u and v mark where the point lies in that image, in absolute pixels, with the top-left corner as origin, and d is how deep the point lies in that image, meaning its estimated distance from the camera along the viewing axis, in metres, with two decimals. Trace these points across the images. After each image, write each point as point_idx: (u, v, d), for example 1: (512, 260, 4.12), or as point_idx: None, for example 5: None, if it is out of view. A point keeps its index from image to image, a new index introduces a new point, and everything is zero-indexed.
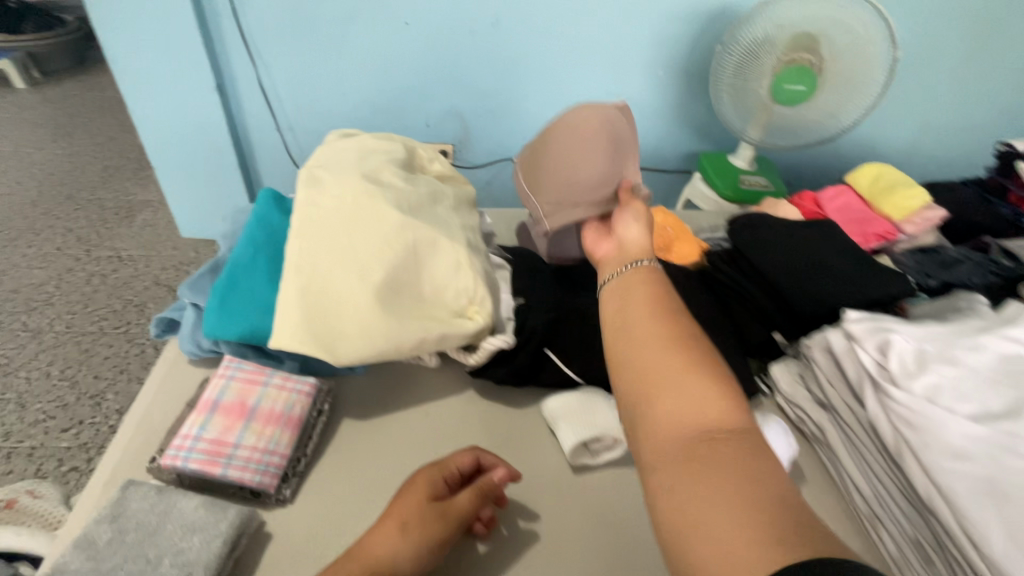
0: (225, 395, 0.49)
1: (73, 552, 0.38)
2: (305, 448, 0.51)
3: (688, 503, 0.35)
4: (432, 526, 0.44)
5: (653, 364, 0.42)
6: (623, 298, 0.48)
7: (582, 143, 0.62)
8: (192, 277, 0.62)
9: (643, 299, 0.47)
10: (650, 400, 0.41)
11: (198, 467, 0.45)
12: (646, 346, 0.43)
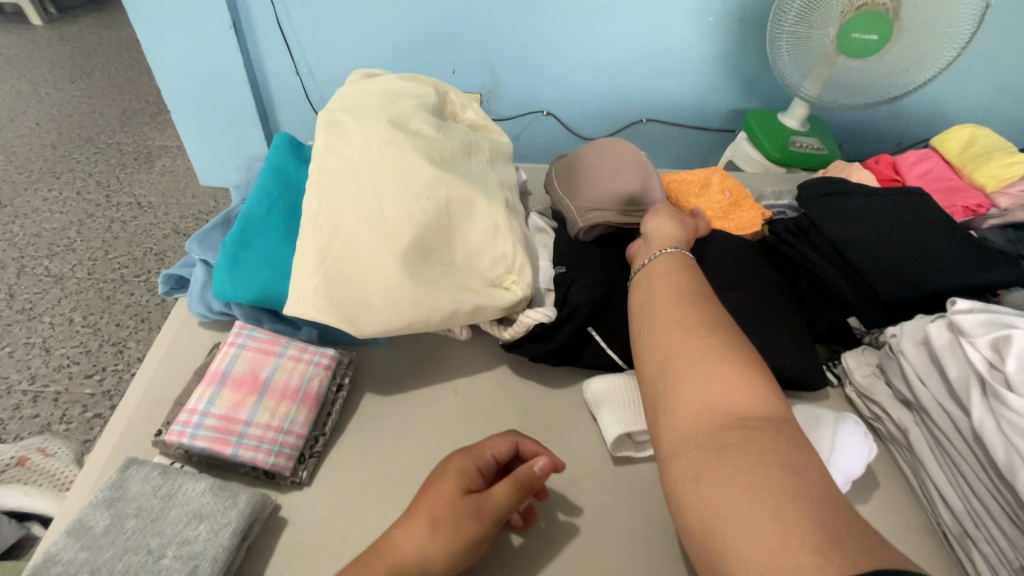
0: (235, 365, 0.44)
1: (66, 540, 0.34)
2: (323, 427, 0.46)
3: (704, 485, 0.32)
4: (462, 530, 0.38)
5: (673, 344, 0.41)
6: (653, 283, 0.48)
7: (626, 162, 0.67)
8: (201, 230, 0.56)
9: (673, 286, 0.46)
10: (669, 379, 0.39)
11: (206, 445, 0.41)
12: (666, 327, 0.43)
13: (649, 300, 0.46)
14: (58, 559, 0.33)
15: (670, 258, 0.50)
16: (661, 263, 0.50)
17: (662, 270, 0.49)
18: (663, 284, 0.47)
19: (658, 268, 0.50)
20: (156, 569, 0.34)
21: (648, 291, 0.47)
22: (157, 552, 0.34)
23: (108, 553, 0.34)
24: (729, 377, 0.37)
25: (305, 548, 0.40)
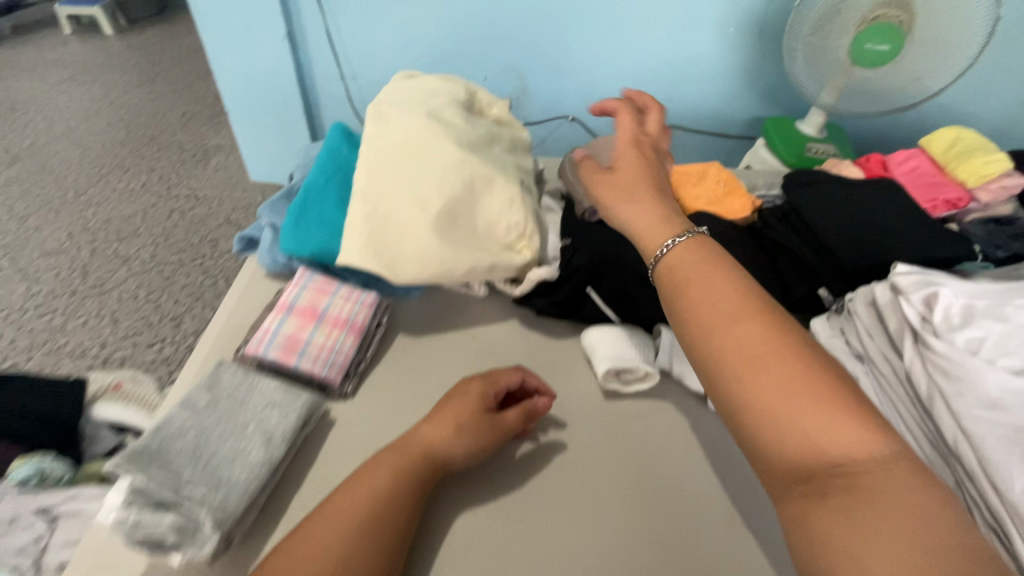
0: (299, 299, 0.55)
1: (179, 410, 0.45)
2: (365, 353, 0.57)
3: (823, 530, 0.32)
4: (471, 418, 0.49)
5: (754, 359, 0.36)
6: (693, 285, 0.41)
7: None
8: (270, 200, 0.69)
9: (721, 286, 0.40)
10: (764, 406, 0.35)
11: (277, 357, 0.52)
12: (740, 345, 0.37)
13: (699, 303, 0.40)
14: (173, 421, 0.44)
15: (680, 255, 0.43)
16: (681, 263, 0.42)
17: (681, 271, 0.42)
18: (706, 286, 0.40)
19: (675, 276, 0.42)
20: (244, 436, 0.45)
21: (690, 294, 0.40)
22: (244, 424, 0.46)
23: (206, 422, 0.45)
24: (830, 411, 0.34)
25: (352, 440, 0.51)
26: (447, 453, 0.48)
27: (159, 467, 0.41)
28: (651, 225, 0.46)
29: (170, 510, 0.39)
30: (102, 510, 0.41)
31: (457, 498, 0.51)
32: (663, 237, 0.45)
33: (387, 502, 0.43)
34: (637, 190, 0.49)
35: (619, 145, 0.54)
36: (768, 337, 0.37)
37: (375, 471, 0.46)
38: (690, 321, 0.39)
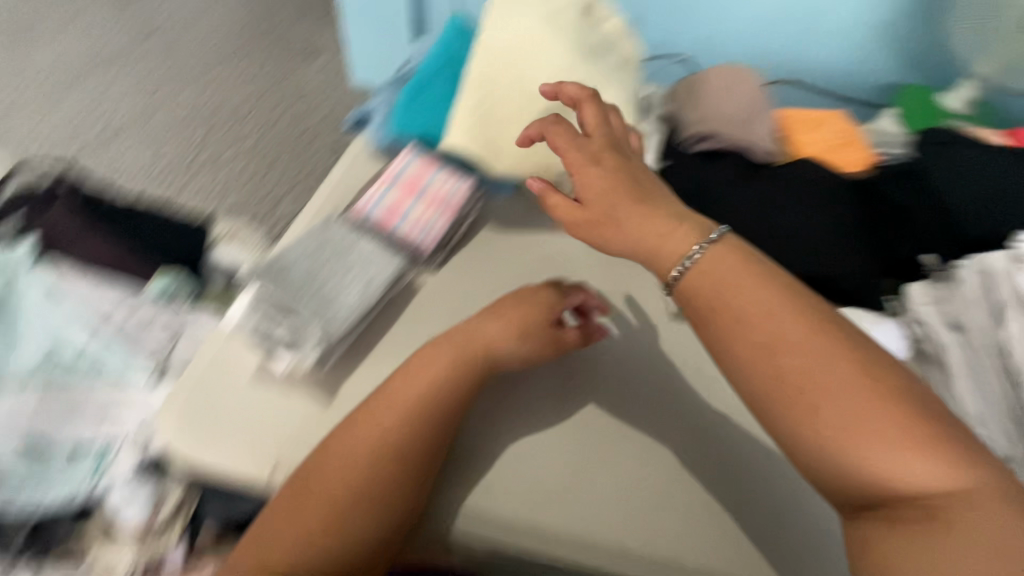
0: (406, 170, 0.59)
1: (297, 246, 0.52)
2: (455, 234, 0.60)
3: (884, 552, 0.35)
4: (535, 327, 0.49)
5: (809, 378, 0.37)
6: (738, 306, 0.39)
7: (741, 86, 0.71)
8: (386, 83, 0.74)
9: (769, 305, 0.39)
10: (819, 429, 0.36)
11: (379, 217, 0.57)
12: (794, 356, 0.37)
13: (749, 321, 0.39)
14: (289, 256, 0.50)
15: (709, 273, 0.41)
16: (717, 277, 0.41)
17: (717, 287, 0.40)
18: (752, 305, 0.39)
19: (710, 302, 0.40)
20: (347, 275, 0.51)
21: (739, 312, 0.39)
22: (347, 266, 0.51)
23: (315, 259, 0.51)
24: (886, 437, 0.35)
25: (434, 307, 0.55)
26: (495, 360, 0.48)
27: (282, 283, 0.48)
28: (652, 245, 0.44)
29: (291, 318, 0.47)
30: (229, 315, 0.49)
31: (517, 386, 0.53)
32: (677, 256, 0.42)
33: (426, 408, 0.45)
34: (623, 212, 0.45)
35: (573, 160, 0.49)
36: (824, 355, 0.37)
37: (416, 374, 0.46)
38: (732, 340, 0.39)
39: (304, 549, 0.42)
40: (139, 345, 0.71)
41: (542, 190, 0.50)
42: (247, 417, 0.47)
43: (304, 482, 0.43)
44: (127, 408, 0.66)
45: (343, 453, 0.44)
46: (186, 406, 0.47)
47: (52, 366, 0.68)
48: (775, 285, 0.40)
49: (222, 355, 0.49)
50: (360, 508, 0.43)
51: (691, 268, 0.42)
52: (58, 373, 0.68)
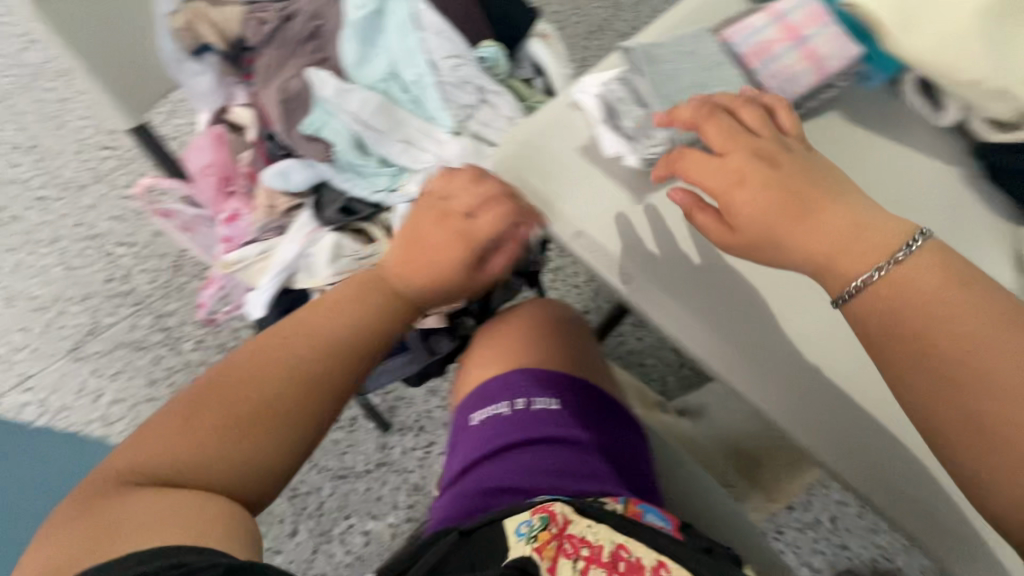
0: (793, 13, 0.53)
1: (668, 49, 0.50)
2: (806, 103, 0.55)
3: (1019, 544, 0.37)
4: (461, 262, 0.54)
5: (1003, 384, 0.37)
6: (916, 329, 0.40)
7: None
8: None
9: (951, 313, 0.39)
10: (998, 436, 0.36)
11: (746, 53, 0.53)
12: (985, 356, 0.38)
13: (925, 339, 0.39)
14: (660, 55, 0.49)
15: (884, 288, 0.41)
16: (909, 285, 0.40)
17: (893, 305, 0.41)
18: (943, 320, 0.39)
19: (883, 324, 0.41)
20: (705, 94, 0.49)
21: (920, 327, 0.40)
22: (707, 89, 0.49)
23: (683, 65, 0.50)
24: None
25: None
26: (408, 290, 0.54)
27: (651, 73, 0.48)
28: (836, 249, 0.43)
29: (641, 110, 0.48)
30: (583, 83, 0.52)
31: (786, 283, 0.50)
32: (850, 275, 0.42)
33: (330, 326, 0.51)
34: (782, 234, 0.44)
35: (733, 163, 0.45)
36: (1009, 353, 0.37)
37: (324, 303, 0.53)
38: (907, 355, 0.40)
39: (201, 456, 0.43)
40: (457, 97, 0.72)
41: (688, 207, 0.46)
42: (567, 179, 0.51)
43: (208, 391, 0.47)
44: (435, 151, 0.72)
45: (250, 365, 0.49)
46: (522, 144, 0.51)
47: (390, 80, 0.71)
48: (969, 291, 0.40)
49: (564, 115, 0.52)
50: (266, 416, 0.46)
51: (871, 285, 0.41)
52: (392, 91, 0.72)
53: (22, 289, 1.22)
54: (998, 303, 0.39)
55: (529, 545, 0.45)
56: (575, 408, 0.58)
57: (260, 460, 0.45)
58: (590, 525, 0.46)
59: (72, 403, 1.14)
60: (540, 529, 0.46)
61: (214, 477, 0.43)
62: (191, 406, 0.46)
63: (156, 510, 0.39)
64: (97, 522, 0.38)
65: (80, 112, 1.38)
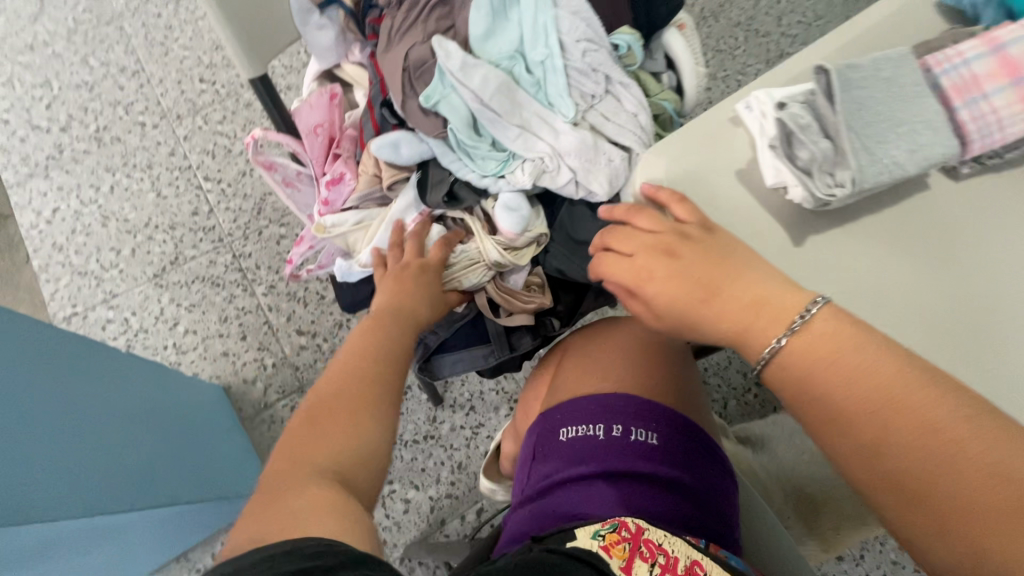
0: (1015, 45, 0.45)
1: (862, 70, 0.43)
2: (1004, 154, 0.47)
3: None
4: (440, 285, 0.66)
5: (906, 445, 0.36)
6: (822, 395, 0.39)
7: None
8: None
9: (854, 377, 0.38)
10: (932, 508, 0.35)
11: (948, 86, 0.46)
12: (900, 410, 0.36)
13: (835, 415, 0.39)
14: (853, 76, 0.42)
15: (789, 360, 0.40)
16: (811, 355, 0.40)
17: (804, 383, 0.40)
18: (838, 389, 0.38)
19: (791, 395, 0.41)
20: (895, 130, 0.42)
21: (827, 401, 0.39)
22: (898, 123, 0.42)
23: (879, 93, 0.43)
24: (989, 487, 0.33)
25: (915, 225, 0.46)
26: (418, 311, 0.62)
27: (845, 100, 0.41)
28: (749, 322, 0.42)
29: (824, 141, 0.41)
30: (755, 96, 0.45)
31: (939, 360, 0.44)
32: (760, 349, 0.42)
33: (386, 343, 0.56)
34: (705, 321, 0.44)
35: (640, 258, 0.45)
36: (910, 408, 0.36)
37: (372, 328, 0.58)
38: (825, 435, 0.40)
39: (335, 442, 0.44)
40: (582, 85, 0.66)
41: (621, 296, 0.48)
42: (718, 207, 0.45)
43: (316, 399, 0.48)
44: (550, 141, 0.66)
45: (337, 376, 0.51)
46: (673, 162, 0.46)
47: (515, 59, 0.66)
48: (871, 346, 0.38)
49: (724, 133, 0.46)
50: (368, 410, 0.47)
51: (779, 362, 0.41)
52: (515, 71, 0.66)
53: (116, 210, 1.27)
54: (898, 358, 0.38)
55: (595, 542, 0.42)
56: (672, 448, 0.55)
57: (374, 457, 0.45)
58: (667, 537, 0.45)
59: (150, 327, 1.19)
60: (608, 530, 0.44)
61: (343, 470, 0.42)
62: (305, 413, 0.46)
63: (310, 503, 0.38)
64: (266, 520, 0.37)
65: (184, 42, 1.39)
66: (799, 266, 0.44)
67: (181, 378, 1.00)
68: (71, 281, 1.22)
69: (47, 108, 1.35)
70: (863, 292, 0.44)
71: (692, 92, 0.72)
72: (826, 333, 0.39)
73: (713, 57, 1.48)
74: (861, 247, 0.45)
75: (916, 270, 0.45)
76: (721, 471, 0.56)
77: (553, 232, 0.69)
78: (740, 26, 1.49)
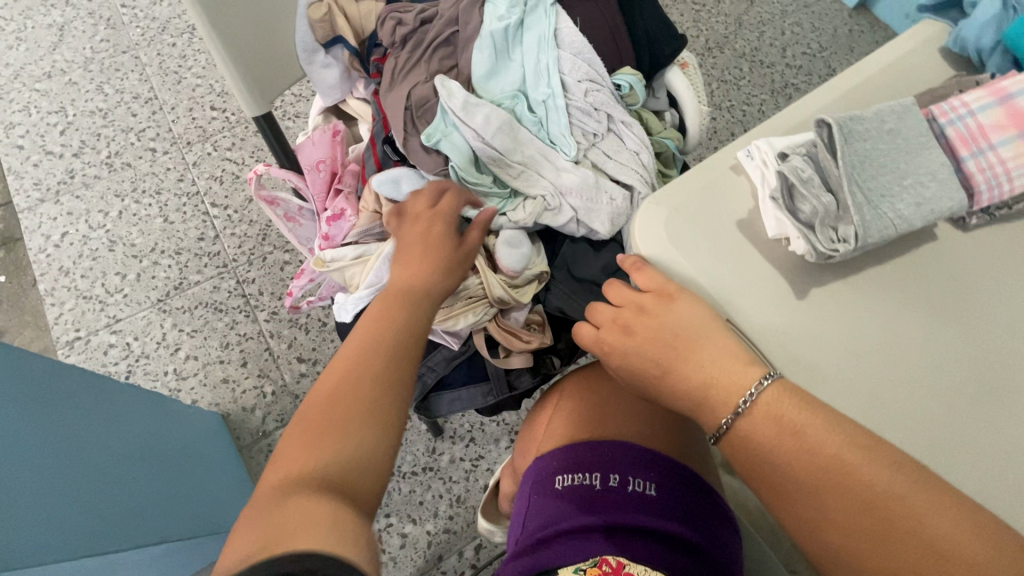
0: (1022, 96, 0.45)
1: (867, 121, 0.43)
2: (1012, 204, 0.46)
3: None
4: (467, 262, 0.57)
5: (849, 518, 0.35)
6: (772, 475, 0.38)
7: None
8: None
9: (804, 458, 0.37)
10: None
11: (953, 136, 0.45)
12: (851, 491, 0.36)
13: (780, 488, 0.38)
14: (857, 127, 0.42)
15: (742, 437, 0.39)
16: (758, 434, 0.38)
17: (751, 456, 0.39)
18: (783, 463, 0.37)
19: (746, 469, 0.39)
20: (902, 181, 0.42)
21: (777, 480, 0.38)
22: (904, 174, 0.42)
23: (883, 144, 0.42)
24: (922, 560, 0.34)
25: (920, 274, 0.44)
26: (437, 283, 0.55)
27: (849, 153, 0.41)
28: (707, 395, 0.41)
29: (827, 195, 0.41)
30: (755, 145, 0.45)
31: (963, 419, 0.41)
32: (714, 424, 0.40)
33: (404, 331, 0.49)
34: (669, 387, 0.43)
35: (605, 331, 0.46)
36: (853, 482, 0.36)
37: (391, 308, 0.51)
38: (773, 506, 0.38)
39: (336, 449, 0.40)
40: (583, 124, 0.66)
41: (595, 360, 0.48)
42: (721, 257, 0.44)
43: (319, 394, 0.44)
44: (552, 179, 0.65)
45: (342, 365, 0.45)
46: (675, 211, 0.45)
47: (518, 97, 0.66)
48: (814, 419, 0.37)
49: (726, 181, 0.46)
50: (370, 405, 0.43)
51: (730, 437, 0.40)
52: (518, 109, 0.66)
53: (124, 234, 1.28)
54: (843, 431, 0.37)
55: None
56: (669, 498, 0.52)
57: (372, 456, 0.41)
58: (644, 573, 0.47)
59: (151, 353, 1.18)
60: (589, 565, 0.48)
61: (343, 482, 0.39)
62: (310, 408, 0.43)
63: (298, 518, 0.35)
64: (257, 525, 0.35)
65: (197, 71, 1.43)
66: (809, 319, 0.43)
67: (176, 406, 1.00)
68: (75, 305, 1.22)
69: (61, 134, 1.38)
70: (873, 345, 0.42)
71: (696, 129, 0.72)
72: (773, 410, 0.38)
73: (718, 87, 1.47)
74: (860, 300, 0.43)
75: (922, 321, 0.43)
76: (716, 513, 0.53)
77: (554, 270, 0.68)
78: (744, 57, 1.50)
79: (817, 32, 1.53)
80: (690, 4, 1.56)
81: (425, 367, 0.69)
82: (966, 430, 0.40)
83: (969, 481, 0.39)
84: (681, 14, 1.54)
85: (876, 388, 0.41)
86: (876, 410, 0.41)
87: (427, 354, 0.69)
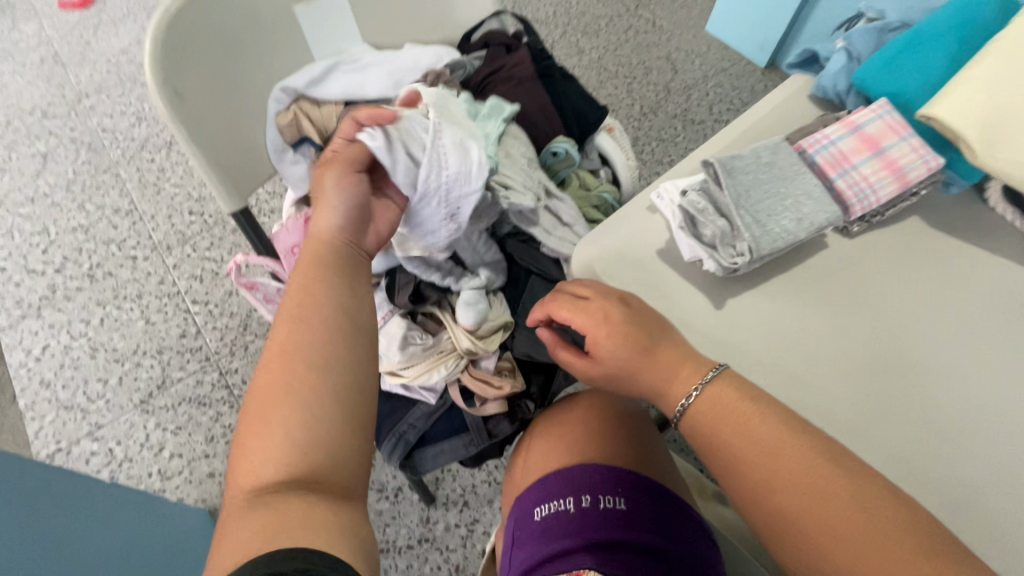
0: (870, 125, 0.55)
1: (746, 159, 0.52)
2: (884, 210, 0.55)
3: None
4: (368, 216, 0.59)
5: (793, 476, 0.39)
6: (726, 448, 0.42)
7: None
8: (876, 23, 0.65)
9: (753, 429, 0.41)
10: (815, 532, 0.38)
11: (821, 162, 0.54)
12: (793, 457, 0.40)
13: (737, 458, 0.41)
14: (737, 163, 0.51)
15: (701, 416, 0.43)
16: (716, 408, 0.43)
17: (710, 436, 0.43)
18: (734, 436, 0.42)
19: (705, 446, 0.43)
20: (781, 201, 0.50)
21: (729, 451, 0.42)
22: (783, 195, 0.50)
23: (761, 175, 0.51)
24: (857, 513, 0.37)
25: (819, 274, 0.52)
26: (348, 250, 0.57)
27: (732, 184, 0.50)
28: (665, 390, 0.45)
29: (721, 220, 0.49)
30: (662, 188, 0.53)
31: (875, 394, 0.47)
32: (677, 405, 0.45)
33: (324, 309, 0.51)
34: (634, 379, 0.47)
35: (591, 304, 0.47)
36: (794, 446, 0.40)
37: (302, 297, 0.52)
38: (733, 478, 0.42)
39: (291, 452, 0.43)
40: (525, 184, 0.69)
41: (552, 342, 0.51)
42: (648, 281, 0.51)
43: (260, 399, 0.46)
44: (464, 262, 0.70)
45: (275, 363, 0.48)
46: (603, 250, 0.52)
47: None
48: (761, 397, 0.42)
49: (643, 218, 0.54)
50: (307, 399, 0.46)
51: (693, 414, 0.44)
52: None
53: (105, 340, 1.31)
54: (782, 406, 0.42)
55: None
56: (644, 511, 0.55)
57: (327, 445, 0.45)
58: None
59: (135, 456, 1.18)
60: None
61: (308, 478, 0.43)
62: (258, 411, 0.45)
63: (272, 525, 0.38)
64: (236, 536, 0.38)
65: (175, 181, 1.53)
66: (728, 323, 0.49)
67: (159, 505, 0.98)
68: (56, 416, 1.22)
69: (43, 253, 1.43)
70: (785, 339, 0.48)
71: (632, 190, 0.83)
72: (734, 389, 0.43)
73: (657, 145, 1.63)
74: (777, 300, 0.50)
75: (825, 317, 0.50)
76: (703, 534, 0.56)
77: (517, 318, 0.74)
78: (677, 117, 1.68)
79: (737, 90, 1.73)
80: (622, 78, 1.75)
81: (406, 425, 0.73)
82: (879, 404, 0.46)
83: (886, 446, 0.45)
84: (615, 88, 1.73)
85: (797, 375, 0.47)
86: (799, 393, 0.46)
87: (407, 412, 0.74)
